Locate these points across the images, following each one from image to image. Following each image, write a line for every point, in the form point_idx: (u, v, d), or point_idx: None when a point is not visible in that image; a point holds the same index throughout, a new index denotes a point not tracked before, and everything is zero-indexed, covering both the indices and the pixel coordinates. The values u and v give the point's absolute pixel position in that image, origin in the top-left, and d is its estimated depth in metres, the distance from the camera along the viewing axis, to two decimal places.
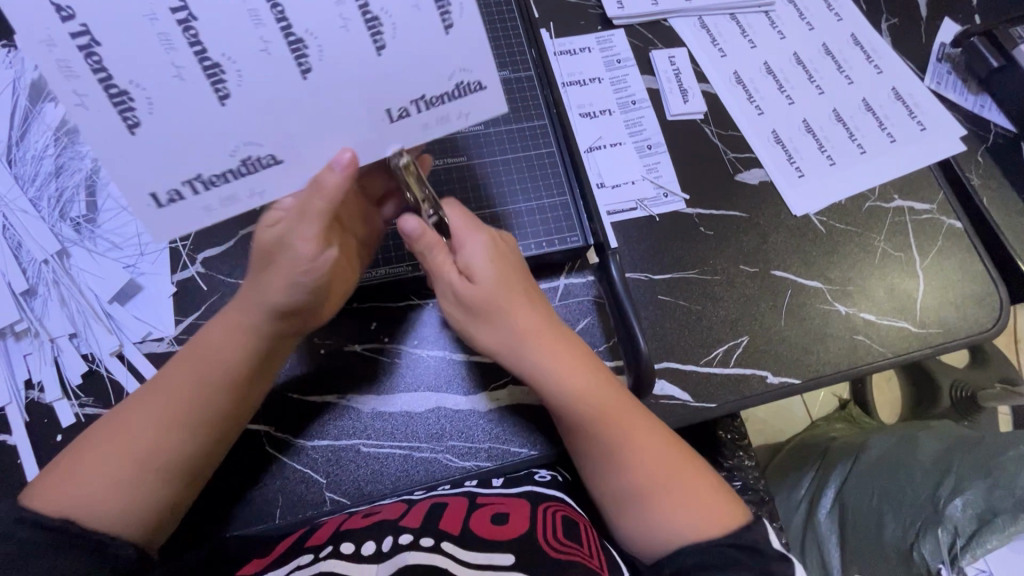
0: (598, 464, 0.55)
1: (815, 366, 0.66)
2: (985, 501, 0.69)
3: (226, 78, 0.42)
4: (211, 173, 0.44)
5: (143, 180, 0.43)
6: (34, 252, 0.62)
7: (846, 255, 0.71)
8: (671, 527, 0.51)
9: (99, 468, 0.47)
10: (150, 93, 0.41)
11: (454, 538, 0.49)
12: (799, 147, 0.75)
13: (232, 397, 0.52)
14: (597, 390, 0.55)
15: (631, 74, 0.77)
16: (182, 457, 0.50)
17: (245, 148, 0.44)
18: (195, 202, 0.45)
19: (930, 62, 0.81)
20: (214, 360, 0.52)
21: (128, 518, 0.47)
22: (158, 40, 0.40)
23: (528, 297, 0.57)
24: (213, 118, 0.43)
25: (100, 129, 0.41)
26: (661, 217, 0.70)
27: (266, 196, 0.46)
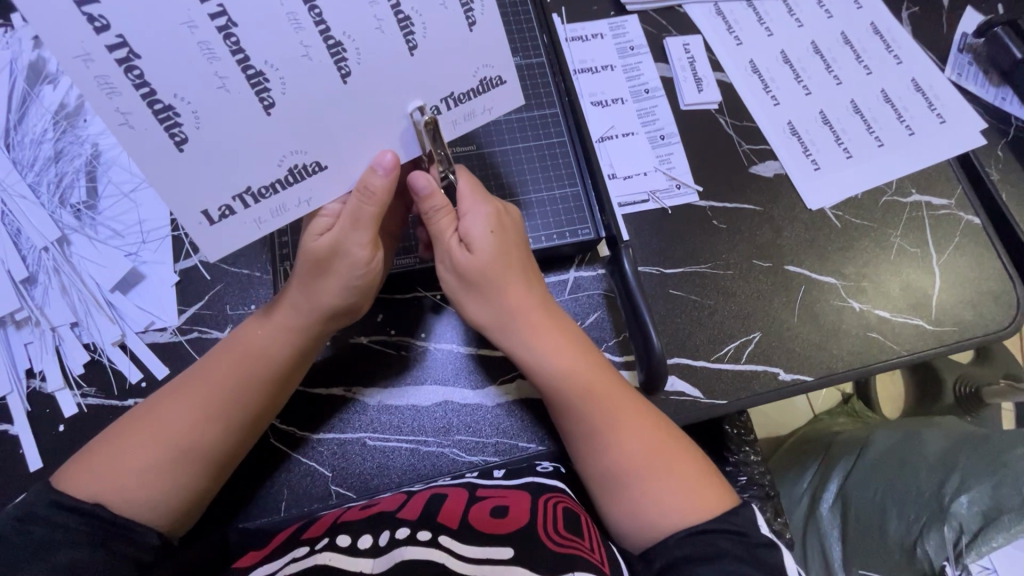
0: (584, 442, 0.54)
1: (827, 362, 0.65)
2: (992, 499, 0.69)
3: (270, 86, 0.41)
4: (261, 184, 0.44)
5: (194, 197, 0.42)
6: (34, 239, 0.61)
7: (861, 250, 0.70)
8: (653, 512, 0.51)
9: (134, 455, 0.47)
10: (195, 107, 0.39)
11: (452, 532, 0.48)
12: (816, 139, 0.73)
13: (271, 395, 0.52)
14: (594, 373, 0.55)
15: (645, 61, 0.75)
16: (217, 452, 0.50)
17: (293, 157, 0.44)
18: (245, 216, 0.44)
19: (952, 52, 0.79)
20: (250, 355, 0.51)
21: (156, 507, 0.47)
22: (199, 50, 0.38)
23: (525, 274, 0.56)
24: (259, 128, 0.42)
25: (148, 149, 0.40)
26: (674, 209, 0.69)
27: (314, 203, 0.46)
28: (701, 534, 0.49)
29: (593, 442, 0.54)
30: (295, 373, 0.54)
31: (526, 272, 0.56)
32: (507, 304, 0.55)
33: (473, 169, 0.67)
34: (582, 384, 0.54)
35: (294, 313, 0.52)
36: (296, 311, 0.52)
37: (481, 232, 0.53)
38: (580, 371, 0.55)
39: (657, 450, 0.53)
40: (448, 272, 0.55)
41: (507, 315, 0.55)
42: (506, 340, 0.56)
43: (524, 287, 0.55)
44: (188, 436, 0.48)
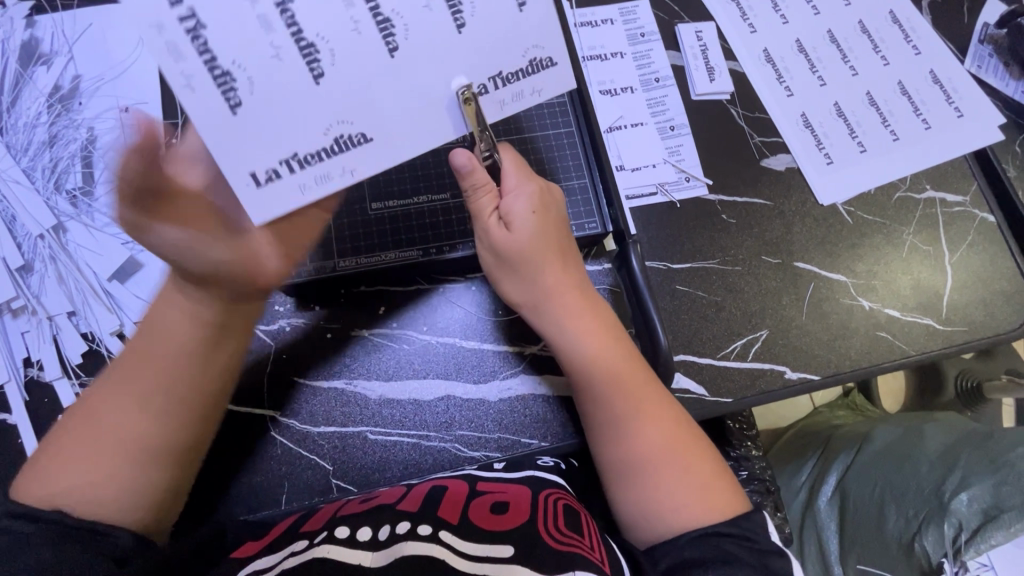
0: (605, 430, 0.54)
1: (835, 361, 0.64)
2: (992, 497, 0.68)
3: (321, 56, 0.40)
4: (308, 151, 0.42)
5: (244, 159, 0.41)
6: (29, 227, 0.60)
7: (873, 247, 0.68)
8: (660, 508, 0.50)
9: (81, 456, 0.45)
10: (251, 72, 0.39)
11: (452, 527, 0.47)
12: (829, 132, 0.71)
13: (202, 374, 0.49)
14: (623, 357, 0.54)
15: (655, 49, 0.73)
16: (164, 440, 0.47)
17: (338, 126, 0.42)
18: (291, 182, 0.43)
19: (972, 43, 0.76)
20: (163, 335, 0.48)
21: (124, 506, 0.45)
22: (257, 22, 0.38)
23: (562, 256, 0.55)
24: (309, 97, 0.40)
25: (204, 115, 0.39)
26: (682, 202, 0.67)
27: (358, 175, 0.44)
28: (710, 538, 0.47)
29: (613, 431, 0.53)
30: (219, 350, 0.50)
31: (564, 251, 0.55)
32: (541, 285, 0.54)
33: None
34: (609, 371, 0.53)
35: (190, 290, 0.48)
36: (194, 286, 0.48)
37: (520, 212, 0.52)
38: (606, 357, 0.54)
39: (672, 444, 0.52)
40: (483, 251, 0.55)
41: (540, 295, 0.54)
42: (540, 320, 0.55)
43: (560, 267, 0.54)
44: (131, 428, 0.46)
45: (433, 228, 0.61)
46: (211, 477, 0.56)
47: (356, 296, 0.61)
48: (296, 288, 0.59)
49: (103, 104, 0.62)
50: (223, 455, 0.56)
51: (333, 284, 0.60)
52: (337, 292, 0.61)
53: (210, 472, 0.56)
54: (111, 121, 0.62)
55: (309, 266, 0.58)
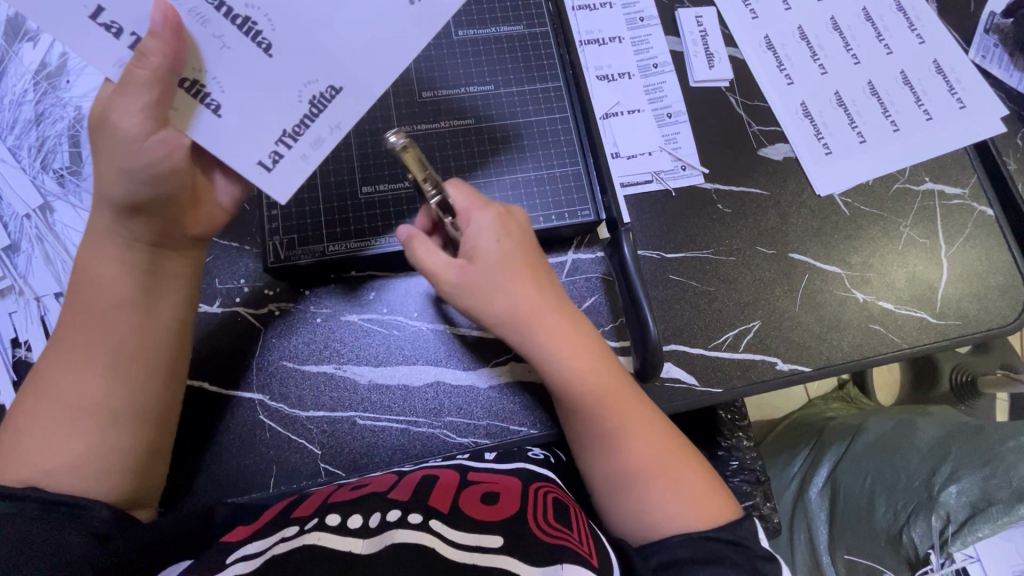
0: (593, 446, 0.53)
1: (828, 353, 0.64)
2: (980, 490, 0.69)
3: (260, 26, 0.43)
4: (293, 124, 0.46)
5: (246, 151, 0.46)
6: (16, 206, 0.59)
7: (870, 239, 0.68)
8: (650, 512, 0.50)
9: (41, 430, 0.45)
10: (214, 74, 0.44)
11: (442, 516, 0.45)
12: (828, 122, 0.70)
13: (144, 330, 0.48)
14: (609, 371, 0.54)
15: (655, 34, 0.71)
16: (118, 401, 0.47)
17: (309, 88, 0.45)
18: (293, 156, 0.47)
19: (977, 32, 0.75)
20: (104, 298, 0.47)
21: (97, 473, 0.45)
22: (193, 19, 0.42)
23: (533, 279, 0.53)
24: (270, 72, 0.44)
25: (203, 131, 0.45)
26: (678, 191, 0.67)
27: (345, 126, 0.47)
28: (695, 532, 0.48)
29: (603, 443, 0.53)
30: (157, 302, 0.49)
31: (536, 270, 0.54)
32: (519, 310, 0.52)
33: (470, 142, 0.63)
34: (596, 390, 0.52)
35: (110, 248, 0.47)
36: (114, 242, 0.47)
37: (484, 241, 0.52)
38: (591, 373, 0.53)
39: (661, 451, 0.52)
40: (447, 288, 0.52)
41: (520, 319, 0.52)
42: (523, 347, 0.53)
43: (534, 288, 0.53)
44: (86, 395, 0.46)
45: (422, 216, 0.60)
46: (201, 459, 0.56)
47: (345, 280, 0.61)
48: (286, 272, 0.59)
49: (91, 83, 0.61)
50: (213, 437, 0.56)
51: (322, 269, 0.59)
52: (327, 277, 0.61)
53: (199, 455, 0.56)
54: None
55: (298, 250, 0.58)
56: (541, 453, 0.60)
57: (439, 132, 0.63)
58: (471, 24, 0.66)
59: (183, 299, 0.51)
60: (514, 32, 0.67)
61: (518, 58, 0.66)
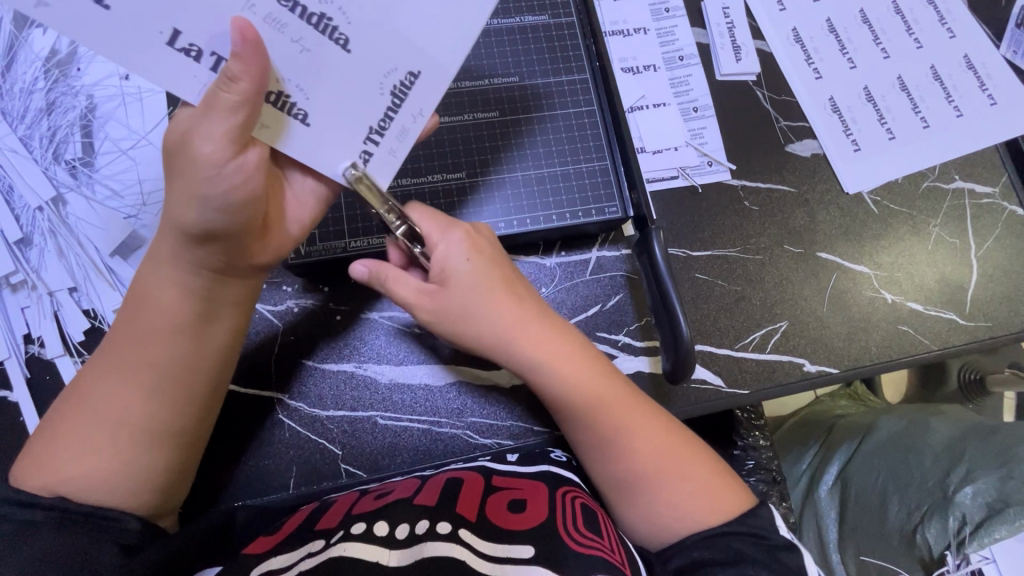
0: (589, 451, 0.52)
1: (856, 355, 0.62)
2: (997, 491, 0.68)
3: (334, 21, 0.41)
4: (377, 120, 0.45)
5: (339, 156, 0.45)
6: (28, 198, 0.57)
7: (898, 238, 0.66)
8: (669, 508, 0.49)
9: (77, 441, 0.43)
10: (297, 81, 0.42)
11: (471, 525, 0.44)
12: (858, 118, 0.68)
13: (192, 351, 0.47)
14: (604, 371, 0.52)
15: (680, 25, 0.70)
16: (158, 421, 0.45)
17: (389, 78, 0.44)
18: (381, 151, 0.46)
19: (1008, 27, 0.73)
20: (152, 310, 0.47)
21: (127, 490, 0.44)
22: (271, 26, 0.40)
23: (510, 295, 0.51)
24: (348, 68, 0.43)
25: (296, 142, 0.44)
26: (704, 186, 0.65)
27: (426, 113, 0.45)
28: (727, 537, 0.47)
29: (599, 444, 0.51)
30: (209, 326, 0.48)
31: (513, 287, 0.52)
32: (497, 325, 0.51)
33: (494, 135, 0.62)
34: (591, 402, 0.50)
35: (175, 270, 0.46)
36: (175, 262, 0.46)
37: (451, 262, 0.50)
38: (585, 379, 0.51)
39: (670, 451, 0.50)
40: (426, 317, 0.51)
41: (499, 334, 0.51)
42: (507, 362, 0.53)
43: (510, 302, 0.51)
44: (121, 407, 0.45)
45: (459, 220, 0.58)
46: (217, 461, 0.54)
47: None
48: (306, 268, 0.57)
49: (103, 71, 0.59)
50: (229, 438, 0.55)
51: (342, 264, 0.58)
52: (347, 274, 0.59)
53: (215, 457, 0.54)
54: (111, 88, 0.59)
55: (317, 246, 0.56)
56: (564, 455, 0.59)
57: (462, 125, 0.61)
58: (495, 13, 0.65)
59: (232, 323, 0.50)
60: (537, 22, 0.65)
61: (541, 50, 0.64)
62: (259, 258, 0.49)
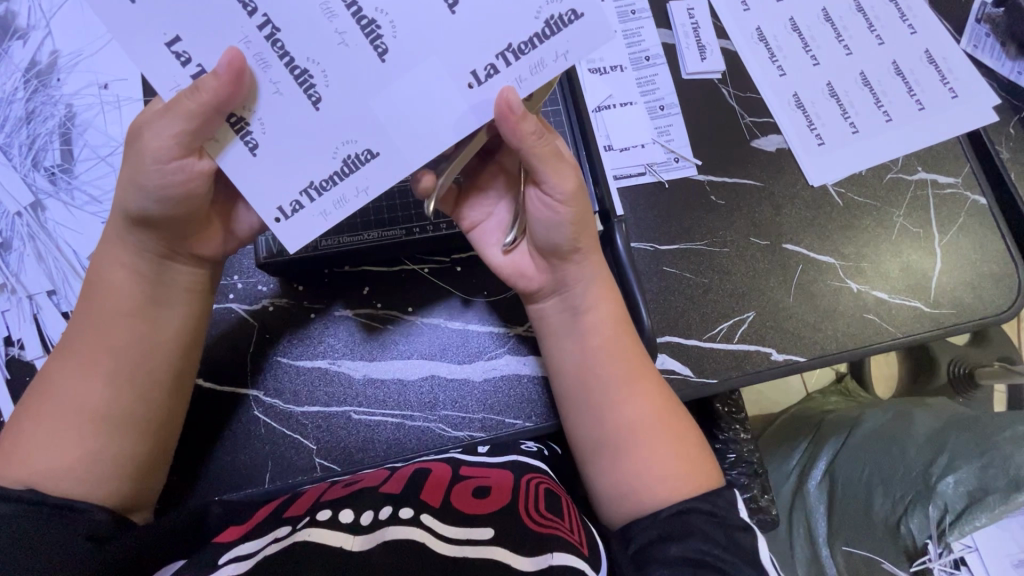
0: (580, 412, 0.53)
1: (822, 343, 0.64)
2: (978, 480, 0.68)
3: (315, 80, 0.42)
4: (321, 177, 0.43)
5: (271, 195, 0.43)
6: (7, 204, 0.59)
7: (862, 229, 0.68)
8: (645, 477, 0.50)
9: (42, 431, 0.45)
10: (259, 115, 0.42)
11: (433, 511, 0.45)
12: (821, 113, 0.70)
13: (148, 338, 0.49)
14: (615, 322, 0.54)
15: (646, 27, 0.71)
16: (118, 408, 0.47)
17: (345, 147, 0.43)
18: (313, 211, 0.44)
19: (969, 23, 0.75)
20: (110, 298, 0.48)
21: (95, 479, 0.45)
22: (254, 61, 0.41)
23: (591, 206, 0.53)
24: (310, 125, 0.43)
25: (234, 164, 0.43)
26: (671, 182, 0.67)
27: (370, 193, 0.44)
28: (692, 516, 0.47)
29: (590, 410, 0.53)
30: (164, 312, 0.50)
31: None
32: (575, 237, 0.51)
33: None
34: (597, 357, 0.53)
35: (123, 254, 0.49)
36: (128, 250, 0.48)
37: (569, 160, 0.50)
38: (597, 330, 0.54)
39: (656, 417, 0.52)
40: (570, 188, 0.49)
41: (575, 243, 0.52)
42: (564, 269, 0.53)
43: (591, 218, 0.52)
44: (84, 397, 0.46)
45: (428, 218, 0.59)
46: (193, 456, 0.55)
47: (339, 278, 0.61)
48: (278, 268, 0.58)
49: (82, 80, 0.61)
50: (204, 434, 0.56)
51: (315, 264, 0.59)
52: (320, 274, 0.61)
53: (191, 452, 0.55)
54: (90, 98, 0.61)
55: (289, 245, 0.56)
56: (535, 446, 0.60)
57: None
58: None
59: (187, 309, 0.51)
60: None
61: None
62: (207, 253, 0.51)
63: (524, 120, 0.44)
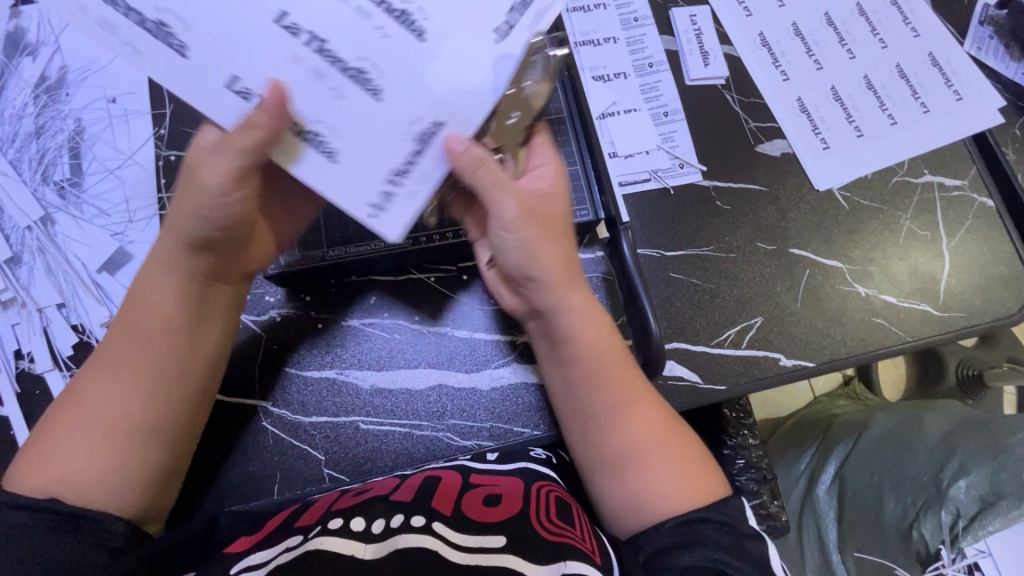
0: (576, 428, 0.54)
1: (831, 348, 0.63)
2: (990, 483, 0.67)
3: (371, 75, 0.43)
4: (400, 161, 0.44)
5: (358, 191, 0.44)
6: (18, 219, 0.60)
7: (871, 234, 0.68)
8: (648, 493, 0.49)
9: (68, 440, 0.45)
10: (328, 122, 0.43)
11: (445, 519, 0.46)
12: (825, 117, 0.70)
13: (186, 351, 0.49)
14: (614, 340, 0.53)
15: (649, 34, 0.72)
16: (148, 420, 0.47)
17: (414, 125, 0.44)
18: (404, 192, 0.44)
19: (972, 25, 0.75)
20: (149, 309, 0.49)
21: (122, 489, 0.45)
22: (311, 75, 0.43)
23: (560, 235, 0.51)
24: (377, 114, 0.43)
25: (317, 174, 0.43)
26: (676, 188, 0.67)
27: (449, 159, 0.44)
28: (704, 526, 0.47)
29: (590, 429, 0.52)
30: (204, 328, 0.51)
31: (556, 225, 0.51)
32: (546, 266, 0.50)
33: None
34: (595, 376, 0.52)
35: (168, 271, 0.49)
36: (174, 269, 0.49)
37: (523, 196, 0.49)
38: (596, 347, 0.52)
39: (657, 435, 0.51)
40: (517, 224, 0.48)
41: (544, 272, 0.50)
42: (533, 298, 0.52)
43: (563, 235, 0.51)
44: (114, 408, 0.46)
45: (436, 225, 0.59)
46: (202, 469, 0.55)
47: (346, 288, 0.61)
48: (287, 277, 0.58)
49: (91, 95, 0.62)
50: (213, 445, 0.56)
51: (322, 274, 0.59)
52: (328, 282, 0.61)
53: (201, 464, 0.55)
54: (99, 111, 0.62)
55: (296, 255, 0.57)
56: (542, 453, 0.60)
57: None
58: None
59: (223, 326, 0.53)
60: None
61: None
62: (253, 264, 0.53)
63: (468, 164, 0.44)
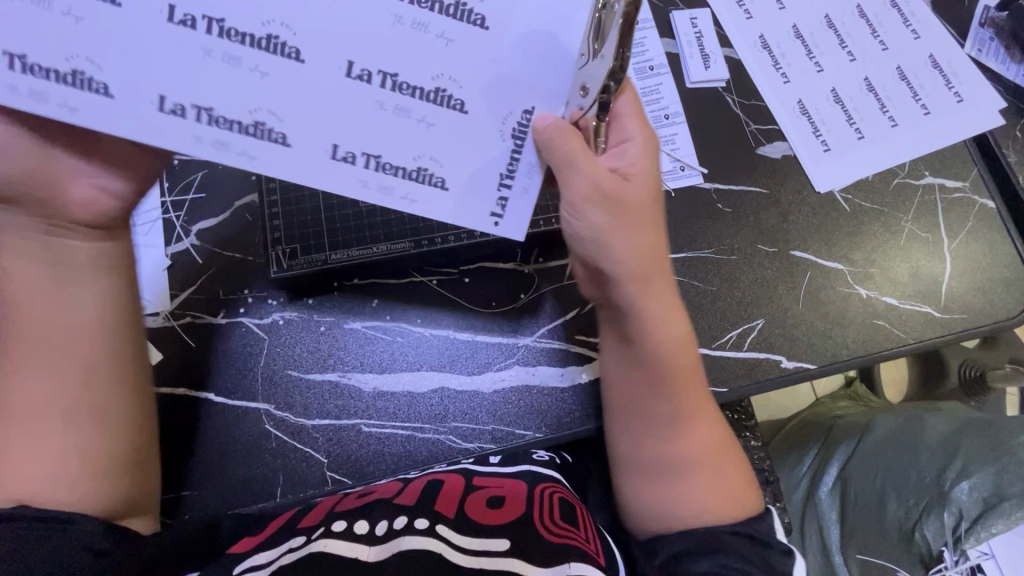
0: (628, 425, 0.53)
1: (833, 350, 0.64)
2: (993, 485, 0.68)
3: (449, 90, 0.40)
4: (505, 163, 0.43)
5: (480, 206, 0.44)
6: None
7: (872, 236, 0.68)
8: (685, 502, 0.50)
9: (15, 446, 0.45)
10: (429, 152, 0.42)
11: (448, 521, 0.46)
12: (826, 119, 0.70)
13: (78, 323, 0.48)
14: (688, 347, 0.51)
15: (649, 36, 0.71)
16: (89, 401, 0.47)
17: (507, 121, 0.42)
18: (517, 193, 0.44)
19: (972, 27, 0.75)
20: (32, 297, 0.47)
21: (67, 483, 0.45)
22: (396, 112, 0.41)
23: (648, 220, 0.48)
24: (473, 129, 0.42)
25: (434, 207, 0.43)
26: (677, 191, 0.67)
27: (560, 156, 0.42)
28: None
29: (641, 430, 0.52)
30: (78, 293, 0.48)
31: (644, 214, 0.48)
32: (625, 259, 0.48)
33: None
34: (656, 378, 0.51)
35: (27, 249, 0.47)
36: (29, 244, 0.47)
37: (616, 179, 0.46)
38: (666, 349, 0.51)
39: (704, 445, 0.52)
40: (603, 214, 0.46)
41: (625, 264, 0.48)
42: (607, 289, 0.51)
43: (654, 233, 0.49)
44: (52, 400, 0.46)
45: (437, 229, 0.60)
46: (204, 471, 0.56)
47: (348, 291, 0.61)
48: (292, 280, 0.59)
49: None
50: (216, 448, 0.56)
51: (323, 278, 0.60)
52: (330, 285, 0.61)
53: (203, 467, 0.56)
54: None
55: (299, 259, 0.58)
56: (545, 454, 0.63)
57: None
58: None
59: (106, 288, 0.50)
60: None
61: None
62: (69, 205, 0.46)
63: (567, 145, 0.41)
